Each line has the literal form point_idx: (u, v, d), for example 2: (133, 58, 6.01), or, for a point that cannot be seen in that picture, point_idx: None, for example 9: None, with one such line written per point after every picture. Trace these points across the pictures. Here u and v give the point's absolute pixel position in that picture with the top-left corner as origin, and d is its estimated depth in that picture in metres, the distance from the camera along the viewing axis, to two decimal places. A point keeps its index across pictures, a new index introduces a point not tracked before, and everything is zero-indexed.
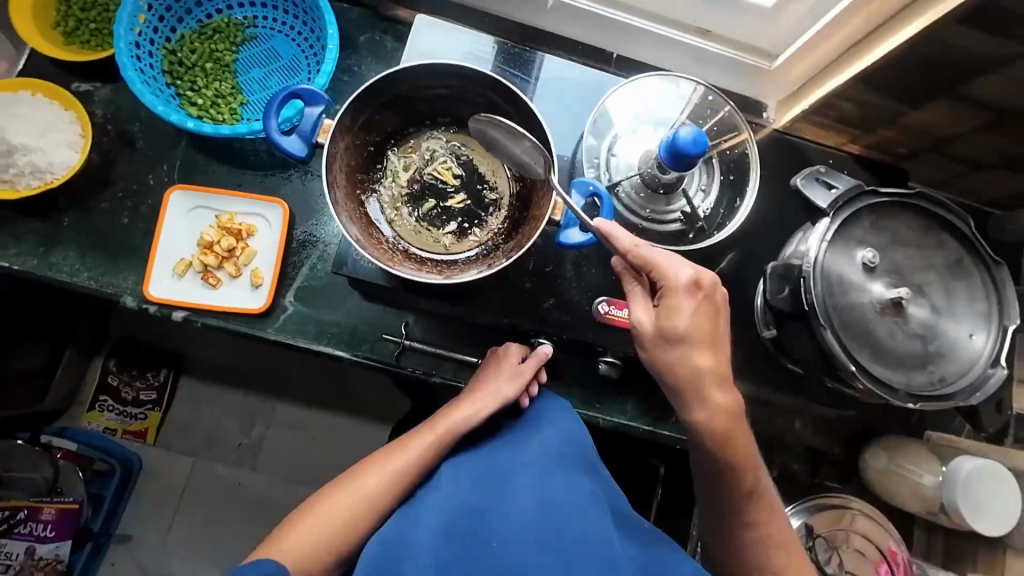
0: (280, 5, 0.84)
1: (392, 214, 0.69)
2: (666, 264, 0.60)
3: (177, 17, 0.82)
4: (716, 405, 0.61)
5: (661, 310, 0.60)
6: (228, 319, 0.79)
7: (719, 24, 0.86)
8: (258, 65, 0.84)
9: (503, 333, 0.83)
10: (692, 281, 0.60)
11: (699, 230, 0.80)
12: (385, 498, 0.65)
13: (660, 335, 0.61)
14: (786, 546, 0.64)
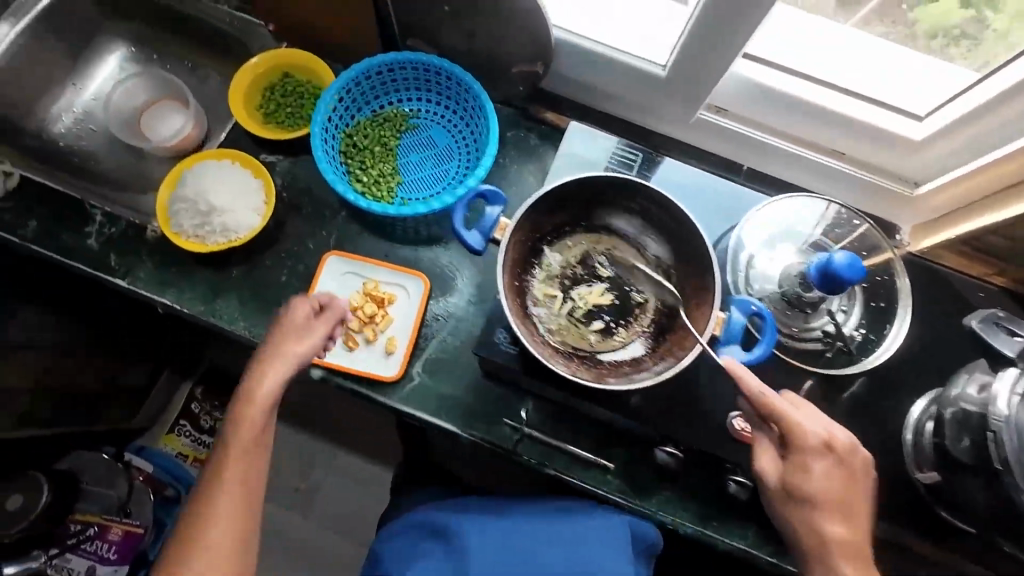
0: (444, 100, 0.94)
1: (543, 306, 0.71)
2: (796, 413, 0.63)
3: (357, 104, 0.92)
4: (830, 537, 0.62)
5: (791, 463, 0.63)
6: (360, 382, 0.83)
7: (856, 148, 0.86)
8: (417, 151, 0.94)
9: (622, 432, 0.81)
10: (822, 443, 0.62)
11: (839, 351, 0.78)
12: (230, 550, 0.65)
13: (785, 490, 0.64)
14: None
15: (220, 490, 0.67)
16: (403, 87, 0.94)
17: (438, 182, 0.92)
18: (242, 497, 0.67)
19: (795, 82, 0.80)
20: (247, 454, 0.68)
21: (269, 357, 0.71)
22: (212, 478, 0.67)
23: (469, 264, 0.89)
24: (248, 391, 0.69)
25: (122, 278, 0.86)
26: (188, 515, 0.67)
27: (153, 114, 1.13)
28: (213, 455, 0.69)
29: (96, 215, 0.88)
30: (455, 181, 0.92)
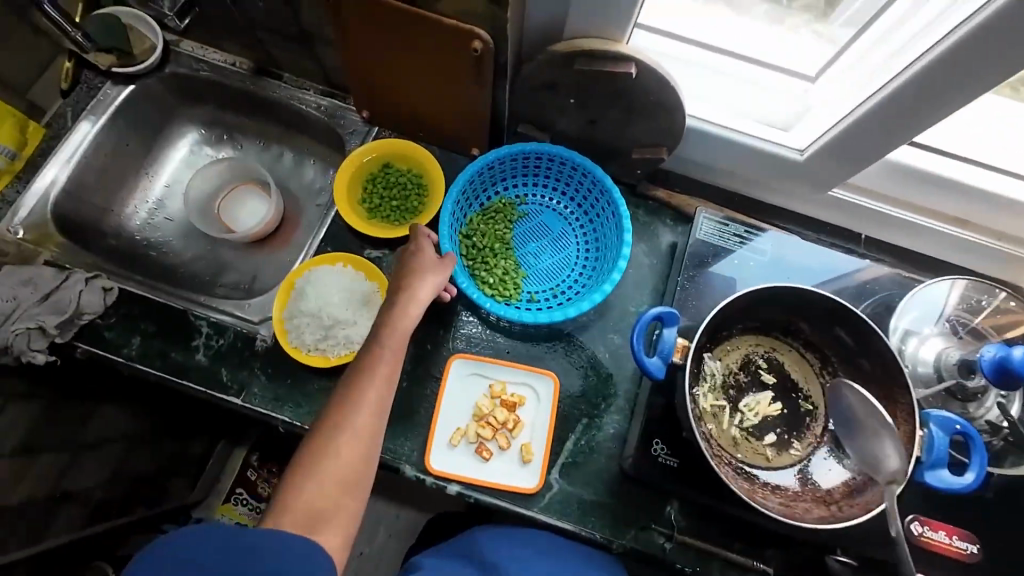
0: (551, 185, 0.93)
1: (713, 421, 0.67)
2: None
3: (467, 203, 0.90)
4: None
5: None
6: (497, 495, 0.78)
7: (984, 218, 0.82)
8: (532, 241, 0.93)
9: (777, 534, 0.77)
10: None
11: (1014, 445, 0.74)
12: (363, 453, 0.63)
13: None
14: None
15: (356, 409, 0.64)
16: (508, 177, 0.93)
17: (563, 270, 0.91)
18: (366, 434, 0.63)
19: (938, 160, 0.77)
20: (388, 360, 0.67)
21: (412, 287, 0.72)
22: (331, 420, 0.63)
23: (594, 356, 0.86)
24: (361, 361, 0.67)
25: (235, 396, 0.81)
26: (315, 429, 0.63)
27: (236, 203, 1.10)
28: (349, 374, 0.67)
29: (202, 327, 0.84)
30: (578, 266, 0.91)
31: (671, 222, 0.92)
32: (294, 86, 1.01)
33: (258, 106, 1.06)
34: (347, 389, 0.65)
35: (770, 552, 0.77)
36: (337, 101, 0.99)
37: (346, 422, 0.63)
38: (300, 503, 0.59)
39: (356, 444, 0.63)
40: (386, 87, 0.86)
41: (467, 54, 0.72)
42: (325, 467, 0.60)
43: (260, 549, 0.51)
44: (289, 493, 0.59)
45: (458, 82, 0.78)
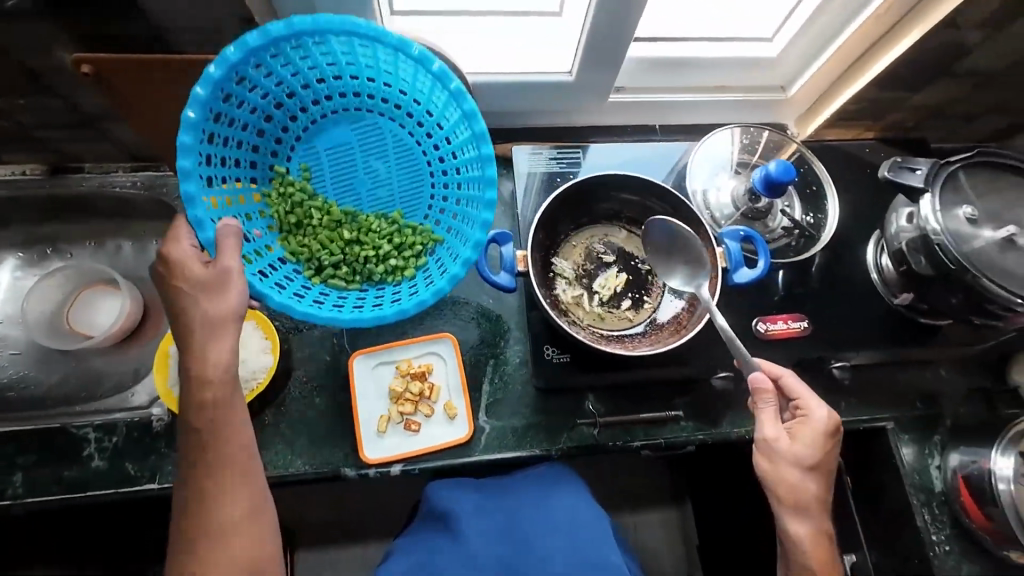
0: (281, 122, 0.85)
1: (578, 310, 0.78)
2: (811, 402, 0.75)
3: (271, 254, 0.83)
4: (815, 425, 0.73)
5: (799, 439, 0.73)
6: (439, 456, 0.84)
7: (730, 78, 1.03)
8: (361, 177, 0.89)
9: (676, 380, 0.91)
10: (829, 422, 0.74)
11: (804, 238, 0.92)
12: (259, 515, 0.64)
13: (786, 446, 0.72)
14: (808, 439, 0.73)
15: (217, 484, 0.62)
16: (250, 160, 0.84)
17: (382, 154, 0.89)
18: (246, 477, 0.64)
19: (673, 46, 0.96)
20: (222, 428, 0.63)
21: (197, 344, 0.63)
22: (200, 507, 0.62)
23: (480, 306, 0.94)
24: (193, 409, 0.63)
25: (152, 482, 0.79)
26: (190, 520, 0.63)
27: (87, 308, 1.04)
28: (188, 459, 0.63)
29: (89, 434, 0.81)
30: (393, 139, 0.88)
31: (503, 170, 1.03)
32: (99, 172, 0.99)
33: (72, 207, 1.02)
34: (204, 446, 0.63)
35: (677, 398, 0.91)
36: (151, 172, 0.99)
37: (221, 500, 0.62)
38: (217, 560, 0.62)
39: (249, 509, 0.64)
40: None
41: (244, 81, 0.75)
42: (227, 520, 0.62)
43: None
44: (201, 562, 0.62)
45: (257, 110, 0.82)
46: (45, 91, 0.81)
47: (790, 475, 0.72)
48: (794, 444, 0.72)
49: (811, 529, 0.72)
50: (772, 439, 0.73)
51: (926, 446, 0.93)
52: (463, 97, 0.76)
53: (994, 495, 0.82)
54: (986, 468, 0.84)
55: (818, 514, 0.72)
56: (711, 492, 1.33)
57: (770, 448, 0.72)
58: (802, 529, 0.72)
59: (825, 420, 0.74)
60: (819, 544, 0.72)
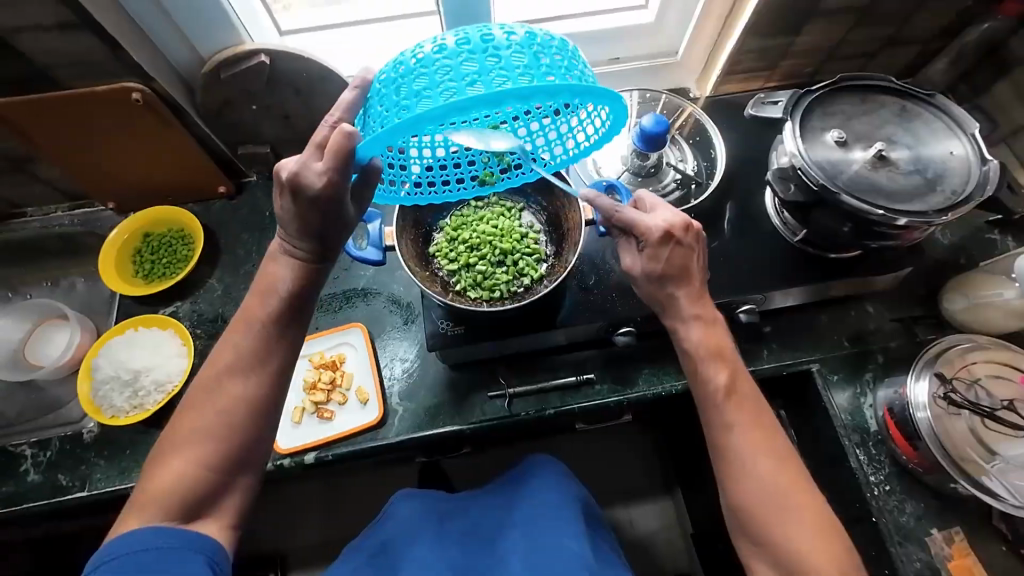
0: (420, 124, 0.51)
1: (455, 280, 0.80)
2: (645, 219, 0.68)
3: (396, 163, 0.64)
4: (661, 260, 0.68)
5: (650, 261, 0.69)
6: (352, 441, 0.86)
7: (616, 50, 1.06)
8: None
9: (586, 344, 0.91)
10: (664, 232, 0.67)
11: (698, 185, 0.93)
12: (232, 438, 0.61)
13: (646, 276, 0.70)
14: (673, 267, 0.68)
15: (220, 390, 0.61)
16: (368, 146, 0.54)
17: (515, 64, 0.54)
18: (259, 435, 0.63)
19: (547, 26, 1.00)
20: (248, 330, 0.63)
21: (263, 274, 0.66)
22: (186, 422, 0.61)
23: (390, 294, 0.97)
24: (240, 316, 0.65)
25: (81, 490, 0.83)
26: (180, 416, 0.62)
27: (44, 342, 1.10)
28: (215, 349, 0.64)
29: (26, 451, 0.86)
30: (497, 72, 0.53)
31: None
32: (42, 215, 1.08)
33: (23, 251, 1.11)
34: (227, 355, 0.63)
35: (589, 362, 0.91)
36: (87, 209, 1.08)
37: (203, 408, 0.61)
38: (165, 486, 0.58)
39: (222, 435, 0.60)
40: (107, 171, 0.95)
41: (134, 107, 0.82)
42: (199, 447, 0.59)
43: (156, 557, 0.56)
44: (152, 477, 0.59)
45: (156, 135, 0.89)
46: None
47: (659, 292, 0.70)
48: (643, 267, 0.69)
49: (694, 324, 0.69)
50: (629, 268, 0.71)
51: (858, 385, 0.89)
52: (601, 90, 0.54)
53: (913, 425, 0.78)
54: (906, 398, 0.80)
55: (697, 308, 0.69)
56: (687, 472, 1.27)
57: (637, 278, 0.71)
58: (688, 327, 0.69)
59: (653, 226, 0.67)
60: (705, 333, 0.69)
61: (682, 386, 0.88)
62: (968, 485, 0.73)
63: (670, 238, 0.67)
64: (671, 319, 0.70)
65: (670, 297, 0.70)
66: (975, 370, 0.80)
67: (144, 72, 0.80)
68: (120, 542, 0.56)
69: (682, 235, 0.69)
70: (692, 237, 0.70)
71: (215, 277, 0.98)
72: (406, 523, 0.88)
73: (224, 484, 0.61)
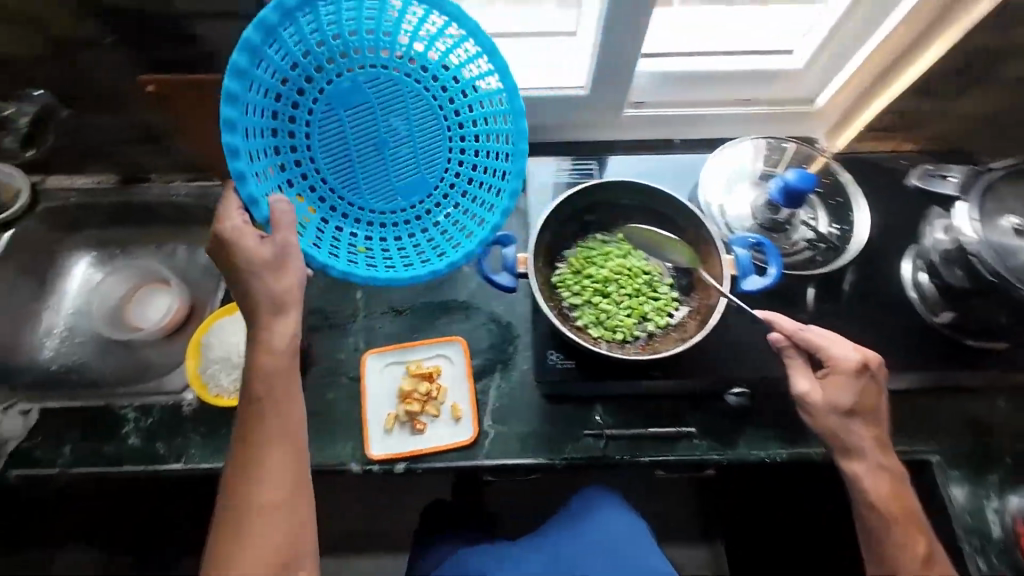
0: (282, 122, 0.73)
1: (578, 314, 0.77)
2: (835, 348, 0.71)
3: (330, 247, 0.76)
4: (848, 397, 0.70)
5: (829, 386, 0.71)
6: (443, 457, 0.85)
7: (752, 92, 1.02)
8: (383, 134, 0.77)
9: (689, 396, 0.87)
10: (860, 364, 0.70)
11: (828, 249, 0.89)
12: (288, 510, 0.63)
13: (821, 403, 0.71)
14: (861, 399, 0.70)
15: (259, 470, 0.62)
16: (246, 150, 0.68)
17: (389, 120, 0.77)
18: None
19: (687, 61, 0.97)
20: (284, 398, 0.65)
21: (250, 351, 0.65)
22: (230, 514, 0.62)
23: (491, 311, 0.96)
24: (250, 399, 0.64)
25: (177, 461, 0.85)
26: (222, 512, 0.62)
27: (143, 305, 1.14)
28: (240, 436, 0.64)
29: (128, 414, 0.89)
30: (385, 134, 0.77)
31: None
32: (161, 183, 1.11)
33: (136, 213, 1.14)
34: (265, 439, 0.63)
35: (690, 413, 0.87)
36: (203, 183, 1.11)
37: (250, 498, 0.62)
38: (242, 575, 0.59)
39: (279, 508, 0.62)
40: None
41: None
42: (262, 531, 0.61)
43: None
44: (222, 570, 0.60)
45: None
46: (116, 111, 0.92)
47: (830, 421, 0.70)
48: (826, 399, 0.71)
49: (876, 471, 0.69)
50: (804, 392, 0.72)
51: (981, 486, 0.82)
52: (479, 30, 0.72)
53: None
54: None
55: (883, 456, 0.69)
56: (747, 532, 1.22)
57: (813, 405, 0.71)
58: (868, 472, 0.69)
59: (846, 360, 0.70)
60: (893, 486, 0.68)
61: (787, 455, 0.84)
62: None
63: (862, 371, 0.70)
64: (842, 458, 0.70)
65: (851, 441, 0.70)
66: None
67: None
68: None
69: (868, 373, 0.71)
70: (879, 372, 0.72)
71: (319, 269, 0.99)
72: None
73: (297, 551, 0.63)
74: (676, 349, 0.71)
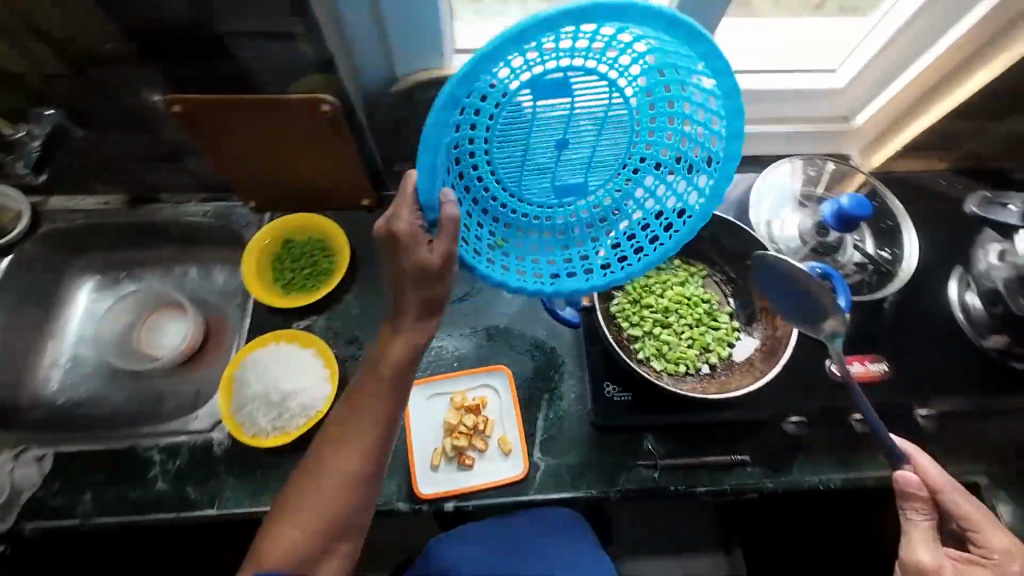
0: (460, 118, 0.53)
1: (639, 346, 0.75)
2: (972, 512, 0.68)
3: (475, 247, 0.62)
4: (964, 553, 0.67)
5: (959, 566, 0.67)
6: (494, 493, 0.82)
7: (792, 111, 1.00)
8: (563, 136, 0.60)
9: (742, 422, 0.86)
10: (1004, 547, 0.67)
11: (884, 272, 0.89)
12: (347, 503, 0.63)
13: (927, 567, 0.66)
14: (973, 567, 0.66)
15: (345, 459, 0.62)
16: (445, 142, 0.53)
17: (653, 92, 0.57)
18: None
19: None
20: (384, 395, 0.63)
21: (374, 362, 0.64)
22: (296, 487, 0.63)
23: (534, 337, 0.93)
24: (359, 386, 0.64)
25: (210, 507, 0.80)
26: (292, 482, 0.64)
27: (156, 332, 1.08)
28: (338, 419, 0.64)
29: (154, 456, 0.83)
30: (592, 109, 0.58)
31: None
32: (174, 203, 1.03)
33: (146, 234, 1.07)
34: (365, 423, 0.63)
35: (743, 440, 0.86)
36: (220, 202, 1.04)
37: (322, 474, 0.62)
38: (282, 550, 0.60)
39: (340, 494, 0.62)
40: (262, 173, 0.91)
41: (319, 118, 0.79)
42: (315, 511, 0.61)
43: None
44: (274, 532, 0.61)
45: (327, 145, 0.85)
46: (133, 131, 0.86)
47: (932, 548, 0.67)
48: (939, 556, 0.66)
49: None
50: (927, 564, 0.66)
51: None
52: (711, 52, 0.51)
53: None
54: None
55: None
56: None
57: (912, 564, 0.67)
58: None
59: (999, 538, 0.67)
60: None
61: (841, 481, 0.83)
62: None
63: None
64: None
65: None
66: None
67: (338, 82, 0.76)
68: None
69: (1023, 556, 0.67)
70: None
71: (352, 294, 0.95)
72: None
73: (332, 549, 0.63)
74: (746, 384, 0.70)
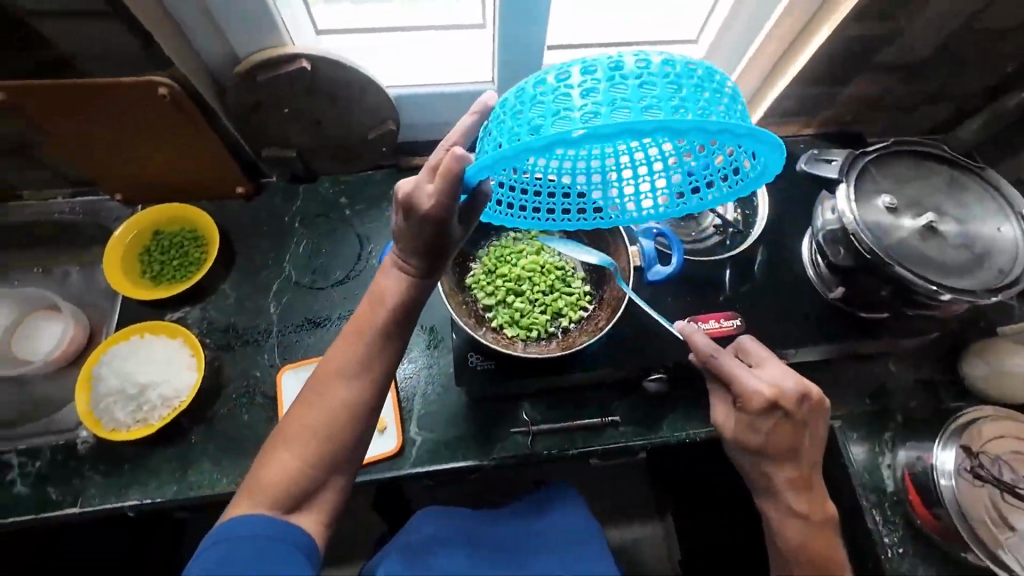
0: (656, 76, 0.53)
1: (491, 315, 0.77)
2: (744, 379, 0.72)
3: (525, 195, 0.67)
4: (760, 434, 0.71)
5: (772, 440, 0.70)
6: (368, 470, 0.83)
7: None
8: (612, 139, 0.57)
9: (613, 385, 0.89)
10: (767, 396, 0.69)
11: (734, 234, 0.94)
12: (346, 432, 0.60)
13: (733, 433, 0.74)
14: (770, 431, 0.70)
15: (336, 387, 0.60)
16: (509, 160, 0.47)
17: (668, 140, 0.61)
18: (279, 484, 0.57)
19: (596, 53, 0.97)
20: (364, 319, 0.62)
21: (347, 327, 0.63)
22: (287, 422, 0.61)
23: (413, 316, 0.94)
24: (357, 327, 0.62)
25: (73, 506, 0.78)
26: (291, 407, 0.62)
27: (27, 337, 1.02)
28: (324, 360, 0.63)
29: (14, 459, 0.81)
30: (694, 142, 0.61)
31: None
32: (41, 199, 1.01)
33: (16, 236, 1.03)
34: (343, 354, 0.61)
35: (614, 401, 0.89)
36: (89, 198, 1.01)
37: (308, 406, 0.60)
38: (274, 478, 0.57)
39: (330, 428, 0.59)
40: (120, 163, 0.89)
41: (159, 102, 0.77)
42: (301, 441, 0.59)
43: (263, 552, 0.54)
44: (264, 467, 0.58)
45: (178, 132, 0.84)
46: None
47: (756, 466, 0.72)
48: (737, 432, 0.73)
49: (794, 520, 0.70)
50: (719, 421, 0.76)
51: (877, 443, 0.89)
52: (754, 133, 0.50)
53: (936, 492, 0.79)
54: (930, 464, 0.81)
55: (807, 508, 0.70)
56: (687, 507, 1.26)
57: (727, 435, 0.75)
58: (786, 522, 0.71)
59: (759, 397, 0.70)
60: (806, 533, 0.70)
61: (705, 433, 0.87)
62: (988, 559, 0.75)
63: (777, 407, 0.70)
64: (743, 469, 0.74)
65: (770, 475, 0.72)
66: (996, 443, 0.81)
67: (173, 66, 0.75)
68: (227, 529, 0.55)
69: (800, 407, 0.70)
70: (807, 408, 0.70)
71: (228, 283, 0.94)
72: (426, 544, 0.79)
73: (325, 481, 0.59)
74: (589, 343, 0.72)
